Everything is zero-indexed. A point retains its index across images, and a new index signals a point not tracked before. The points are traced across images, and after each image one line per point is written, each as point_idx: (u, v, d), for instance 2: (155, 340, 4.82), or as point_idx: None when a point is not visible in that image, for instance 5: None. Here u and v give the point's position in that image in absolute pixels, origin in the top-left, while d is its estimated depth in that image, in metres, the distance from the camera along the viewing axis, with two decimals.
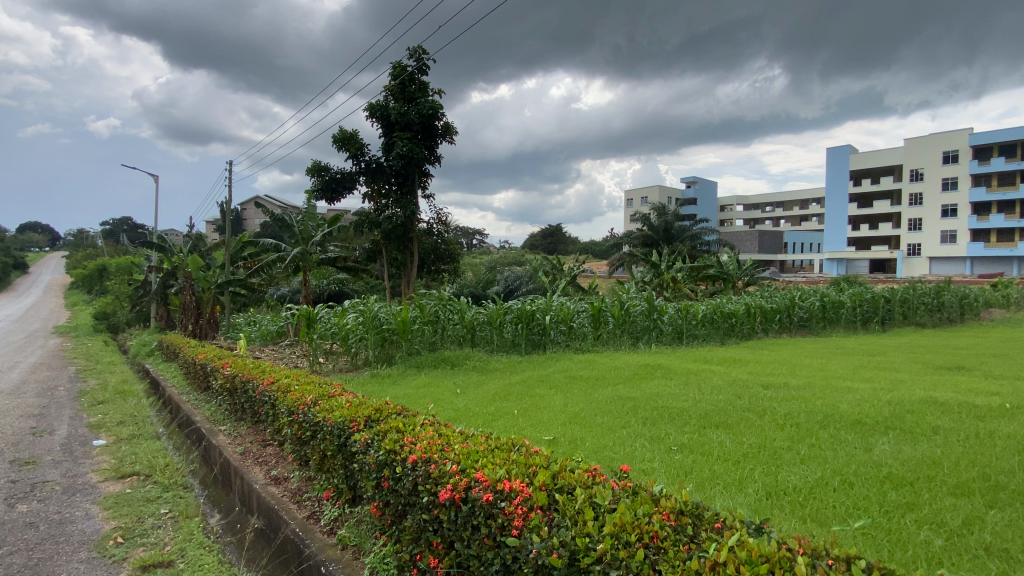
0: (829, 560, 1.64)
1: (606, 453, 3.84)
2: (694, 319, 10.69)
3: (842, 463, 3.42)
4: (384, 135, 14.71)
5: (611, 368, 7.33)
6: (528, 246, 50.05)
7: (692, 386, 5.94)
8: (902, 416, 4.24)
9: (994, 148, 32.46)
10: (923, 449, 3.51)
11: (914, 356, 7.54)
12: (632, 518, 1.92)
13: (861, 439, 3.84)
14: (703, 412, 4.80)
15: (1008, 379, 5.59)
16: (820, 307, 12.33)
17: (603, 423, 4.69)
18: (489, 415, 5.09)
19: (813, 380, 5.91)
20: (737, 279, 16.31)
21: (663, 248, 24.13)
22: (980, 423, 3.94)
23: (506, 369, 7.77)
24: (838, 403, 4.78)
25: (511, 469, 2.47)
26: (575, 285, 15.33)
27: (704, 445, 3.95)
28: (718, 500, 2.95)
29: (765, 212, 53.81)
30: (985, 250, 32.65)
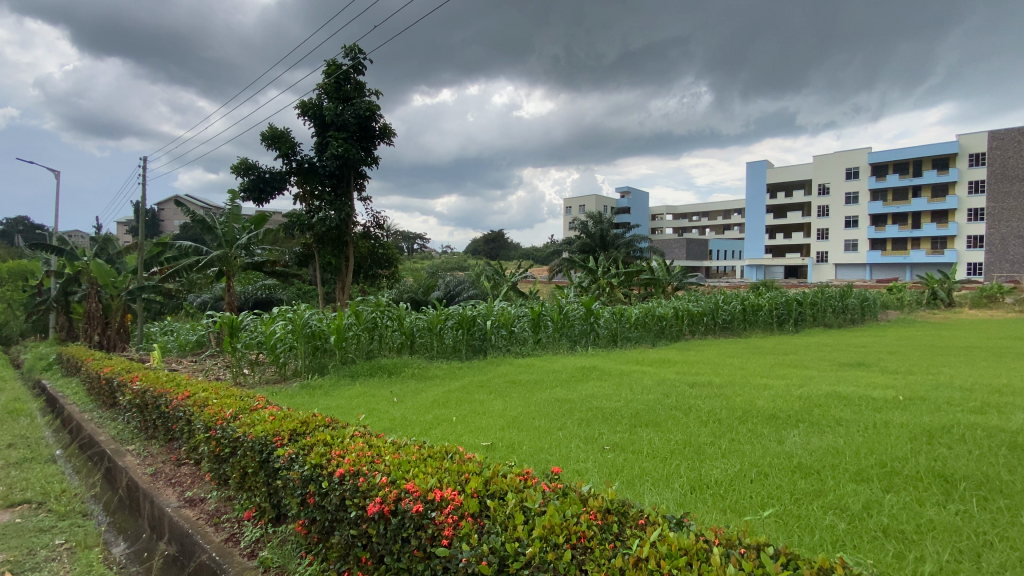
0: (741, 548, 1.73)
1: (542, 455, 3.87)
2: (627, 322, 11.14)
3: (758, 456, 3.65)
4: (318, 134, 14.17)
5: (548, 372, 7.44)
6: (469, 252, 49.92)
7: (624, 387, 6.13)
8: (811, 410, 4.59)
9: (888, 166, 36.25)
10: (828, 439, 3.82)
11: (822, 354, 8.22)
12: (561, 519, 1.94)
13: (775, 432, 4.13)
14: (634, 412, 4.98)
15: (901, 373, 6.22)
16: (741, 310, 13.19)
17: (540, 426, 4.74)
18: (425, 423, 4.98)
19: (735, 378, 6.29)
20: (668, 284, 17.14)
21: (600, 254, 24.94)
22: (877, 415, 4.34)
23: (445, 375, 7.66)
24: (754, 399, 5.12)
25: (443, 477, 2.42)
26: (516, 290, 15.44)
27: (635, 444, 4.08)
28: (646, 496, 3.06)
29: (693, 220, 57.01)
30: (882, 257, 36.19)
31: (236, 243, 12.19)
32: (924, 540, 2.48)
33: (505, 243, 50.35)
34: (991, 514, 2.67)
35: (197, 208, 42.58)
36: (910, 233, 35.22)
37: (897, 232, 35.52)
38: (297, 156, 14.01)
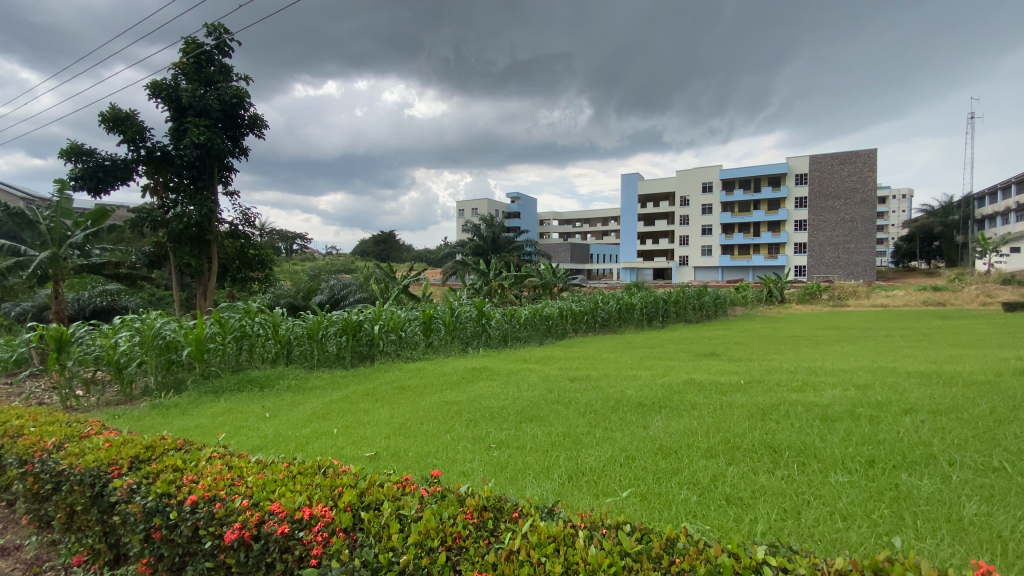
0: (603, 529, 1.89)
1: (428, 460, 3.82)
2: (517, 322, 11.45)
3: (627, 441, 3.97)
4: (173, 120, 12.54)
5: (438, 374, 7.37)
6: (357, 253, 47.79)
7: (511, 385, 6.31)
8: (671, 396, 5.12)
9: (735, 182, 41.80)
10: (685, 422, 4.29)
11: (684, 346, 9.18)
12: (437, 523, 1.93)
13: (642, 419, 4.53)
14: (520, 408, 5.13)
15: (744, 361, 7.21)
16: (618, 309, 14.29)
17: (428, 431, 4.67)
18: (302, 438, 4.64)
19: (610, 371, 6.78)
20: (555, 286, 18.00)
21: (493, 257, 25.35)
22: (724, 397, 4.98)
23: (327, 385, 7.19)
24: (625, 389, 5.56)
25: (313, 494, 2.27)
26: (407, 293, 15.07)
27: (518, 440, 4.22)
28: (527, 489, 3.17)
29: (577, 226, 60.49)
30: (731, 261, 41.57)
31: (66, 242, 10.33)
32: (757, 504, 2.89)
33: (395, 245, 48.95)
34: (808, 476, 3.19)
35: (11, 199, 35.31)
36: (753, 240, 40.83)
37: (743, 239, 41.03)
38: (147, 142, 12.25)
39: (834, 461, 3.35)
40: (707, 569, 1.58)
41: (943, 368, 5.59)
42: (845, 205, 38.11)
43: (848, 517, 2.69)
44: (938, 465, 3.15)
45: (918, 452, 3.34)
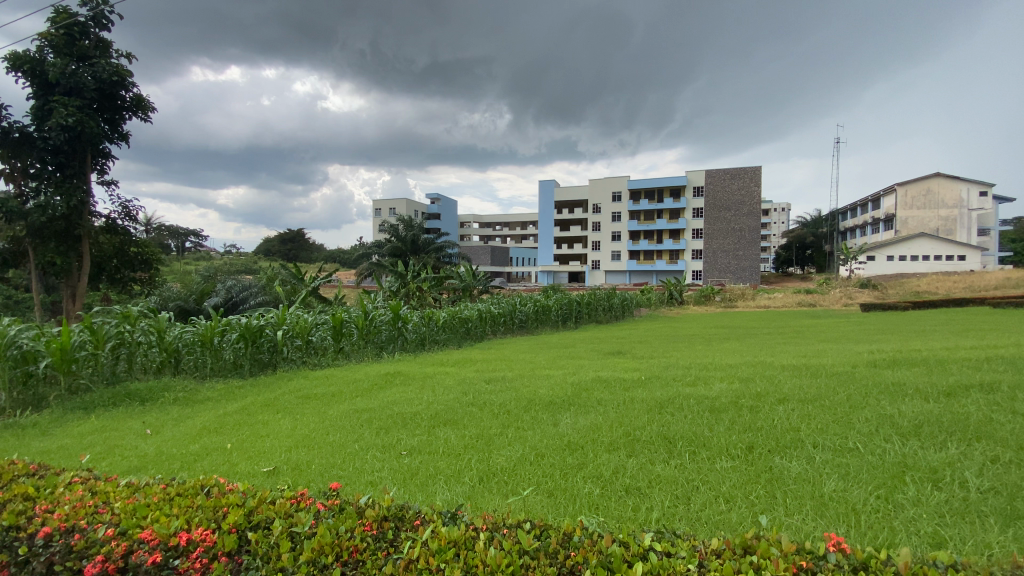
0: (504, 530, 1.92)
1: (333, 472, 3.65)
2: (435, 325, 11.26)
3: (537, 440, 4.07)
4: (36, 97, 10.86)
5: (349, 381, 7.06)
6: (261, 252, 44.51)
7: (426, 389, 6.19)
8: (579, 394, 5.32)
9: (643, 191, 44.60)
10: (592, 418, 4.48)
11: (594, 346, 9.61)
12: (332, 538, 1.85)
13: (553, 416, 4.67)
14: (434, 413, 5.06)
15: (648, 358, 7.71)
16: (535, 311, 14.62)
17: (334, 441, 4.45)
18: (190, 455, 4.22)
19: (525, 371, 6.92)
20: (474, 288, 18.03)
21: (411, 259, 24.83)
22: (628, 393, 5.28)
23: (220, 397, 6.58)
24: (537, 389, 5.70)
25: (195, 516, 2.08)
26: (316, 295, 14.28)
27: (431, 444, 4.15)
28: (437, 494, 3.14)
29: (497, 229, 61.10)
30: (639, 266, 44.26)
31: None
32: (653, 492, 3.09)
33: (306, 244, 46.27)
34: (697, 463, 3.47)
35: None
36: (659, 246, 43.79)
37: (649, 245, 43.89)
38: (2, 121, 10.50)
39: (719, 449, 3.68)
40: (599, 560, 1.66)
41: (811, 361, 6.35)
42: (734, 217, 41.78)
43: (730, 499, 2.96)
44: (805, 448, 3.56)
45: (789, 437, 3.75)
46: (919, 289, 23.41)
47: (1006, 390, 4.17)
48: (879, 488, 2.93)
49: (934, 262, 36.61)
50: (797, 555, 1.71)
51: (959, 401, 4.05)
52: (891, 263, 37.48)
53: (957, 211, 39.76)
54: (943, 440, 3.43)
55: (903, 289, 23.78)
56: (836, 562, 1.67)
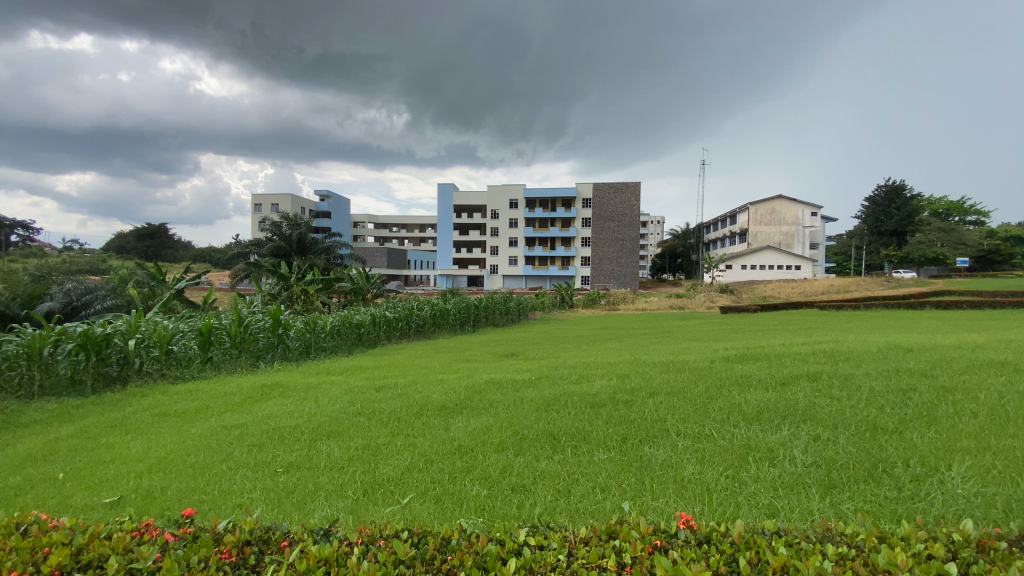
0: (380, 541, 1.87)
1: (194, 496, 3.28)
2: (321, 332, 10.60)
3: (427, 446, 4.04)
4: None
5: (218, 395, 6.37)
6: (112, 249, 38.59)
7: (308, 401, 5.79)
8: (471, 397, 5.36)
9: (539, 199, 46.32)
10: (483, 421, 4.53)
11: (489, 349, 9.74)
12: (183, 569, 1.67)
13: (444, 421, 4.65)
14: (317, 425, 4.76)
15: (539, 359, 8.01)
16: (432, 315, 14.42)
17: (198, 461, 4.00)
18: (4, 491, 3.52)
19: (417, 377, 6.80)
20: (368, 292, 17.33)
21: (296, 260, 23.22)
22: (519, 393, 5.42)
23: (50, 420, 5.57)
24: (430, 394, 5.63)
25: (3, 562, 1.75)
26: (182, 300, 12.70)
27: (311, 459, 3.91)
28: (316, 512, 2.97)
29: (393, 230, 59.40)
30: (534, 271, 45.81)
31: None
32: (537, 488, 3.22)
33: (169, 241, 40.98)
34: (578, 457, 3.68)
35: None
36: (552, 252, 45.73)
37: (543, 251, 45.62)
38: None
39: (598, 442, 3.94)
40: (474, 561, 1.69)
41: (679, 358, 7.04)
42: (618, 227, 44.99)
43: (605, 488, 3.18)
44: (669, 437, 3.95)
45: (658, 428, 4.12)
46: (767, 294, 27.20)
47: (825, 378, 5.00)
48: (728, 468, 3.35)
49: (778, 271, 42.70)
50: (654, 535, 1.89)
51: (790, 389, 4.78)
52: (745, 271, 43.06)
53: (796, 228, 46.74)
54: (778, 423, 4.02)
55: (753, 293, 27.49)
56: (685, 538, 1.87)
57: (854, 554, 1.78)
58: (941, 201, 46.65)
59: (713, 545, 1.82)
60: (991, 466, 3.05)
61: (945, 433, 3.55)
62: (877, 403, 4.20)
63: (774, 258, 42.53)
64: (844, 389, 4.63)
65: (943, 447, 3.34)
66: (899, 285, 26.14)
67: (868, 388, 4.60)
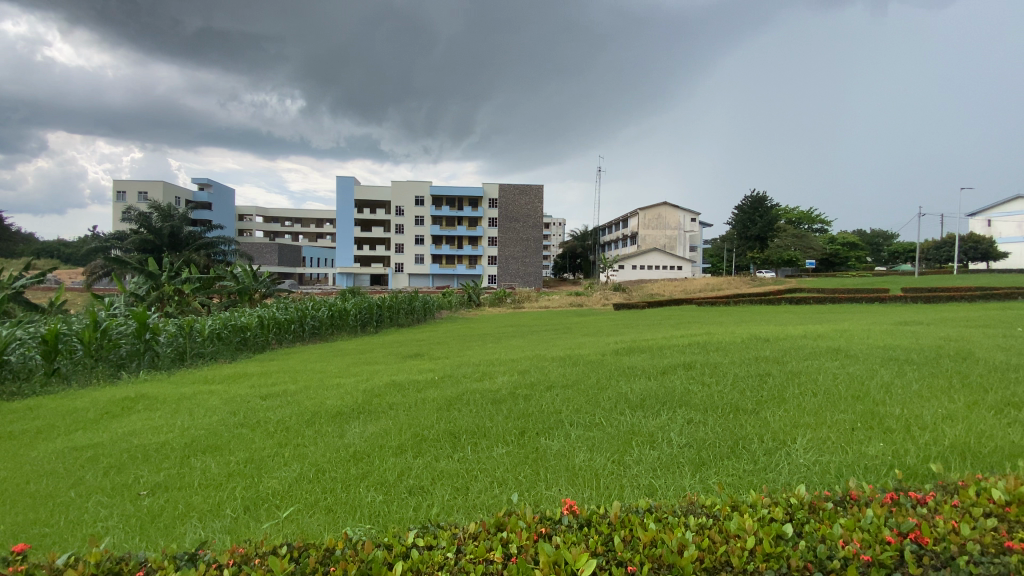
0: (256, 559, 1.76)
1: (32, 531, 2.81)
2: (199, 336, 9.58)
3: (319, 454, 3.84)
4: None
5: (65, 412, 5.50)
6: None
7: (181, 414, 5.21)
8: (370, 401, 5.17)
9: (444, 197, 45.95)
10: (380, 424, 4.40)
11: (390, 350, 9.47)
12: None
13: (338, 428, 4.44)
14: (190, 440, 4.30)
15: (441, 359, 7.96)
16: (330, 316, 13.68)
17: (37, 490, 3.43)
18: None
19: (311, 382, 6.42)
20: (255, 291, 16.01)
21: (169, 256, 20.79)
22: (418, 394, 5.34)
23: None
24: (323, 400, 5.35)
25: None
26: (20, 302, 10.77)
27: (183, 478, 3.53)
28: (187, 536, 2.70)
29: (287, 225, 55.34)
30: (439, 270, 45.34)
31: None
32: (436, 489, 3.20)
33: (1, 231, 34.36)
34: (478, 454, 3.72)
35: None
36: (459, 251, 45.61)
37: (449, 249, 45.32)
38: None
39: (497, 437, 4.02)
40: (358, 569, 1.65)
41: (575, 352, 7.41)
42: (523, 227, 46.10)
43: (502, 482, 3.25)
44: (564, 427, 4.15)
45: (553, 420, 4.31)
46: (655, 291, 29.57)
47: (698, 366, 5.56)
48: (615, 454, 3.60)
49: (666, 271, 46.57)
50: (540, 523, 1.98)
51: (670, 378, 5.25)
52: (638, 271, 46.35)
53: (681, 231, 51.27)
54: (658, 409, 4.40)
55: (643, 291, 29.75)
56: (568, 523, 1.98)
57: (712, 522, 2.01)
58: (796, 210, 53.91)
59: (592, 527, 1.96)
60: (825, 437, 3.59)
61: (791, 410, 4.13)
62: (740, 387, 4.76)
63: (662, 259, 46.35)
64: (713, 376, 5.19)
65: (790, 423, 3.88)
66: (763, 284, 29.84)
67: (733, 374, 5.20)
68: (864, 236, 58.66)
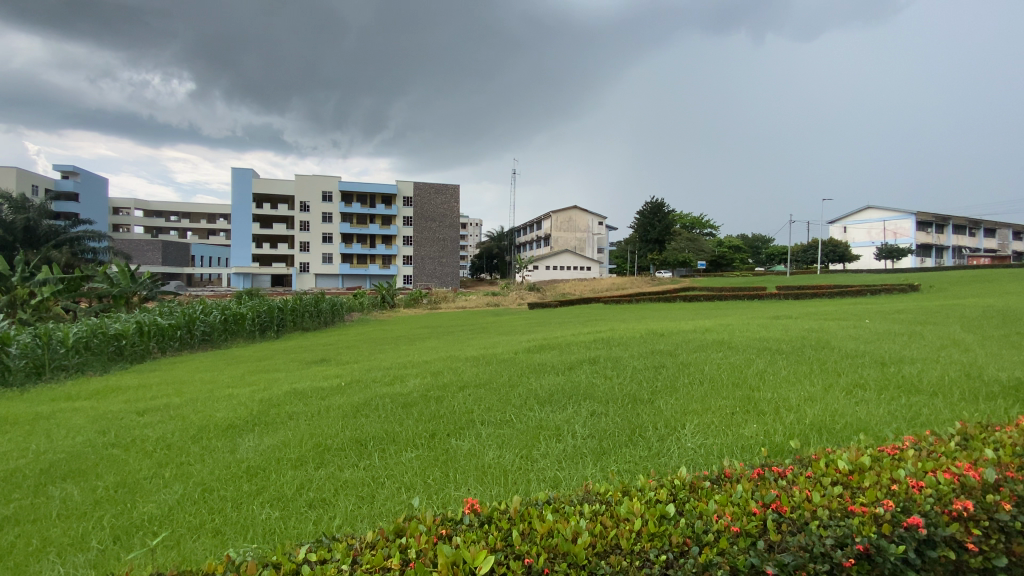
0: None
1: None
2: (60, 347, 8.36)
3: (207, 472, 3.52)
4: None
5: None
6: None
7: (35, 436, 4.51)
8: (267, 411, 4.83)
9: (354, 194, 44.16)
10: (278, 436, 4.13)
11: (293, 356, 8.90)
12: None
13: (230, 442, 4.10)
14: (47, 465, 3.74)
15: (349, 363, 7.64)
16: (223, 321, 12.56)
17: None
18: None
19: (199, 394, 5.87)
20: (134, 294, 14.27)
21: (23, 252, 18.02)
22: (322, 402, 5.08)
23: None
24: (213, 413, 4.90)
25: None
26: None
27: (37, 510, 3.06)
28: None
29: (174, 221, 49.95)
30: (350, 270, 43.38)
31: None
32: (339, 500, 3.06)
33: None
34: (385, 460, 3.62)
35: None
36: (370, 251, 44.00)
37: (361, 249, 43.58)
38: None
39: (406, 441, 3.94)
40: None
41: (489, 352, 7.45)
42: (438, 227, 45.61)
43: (410, 486, 3.19)
44: (474, 427, 4.16)
45: (464, 420, 4.31)
46: (567, 291, 30.64)
47: (602, 361, 5.86)
48: (524, 449, 3.69)
49: (578, 271, 48.52)
50: (441, 525, 1.98)
51: (577, 373, 5.47)
52: (550, 271, 47.79)
53: (591, 234, 53.73)
54: (564, 403, 4.57)
55: (555, 291, 30.69)
56: (469, 522, 2.00)
57: (604, 508, 2.14)
58: (690, 216, 58.73)
59: (494, 523, 1.99)
60: (709, 422, 3.96)
61: (682, 399, 4.50)
62: (639, 379, 5.10)
63: (572, 260, 48.23)
64: (615, 369, 5.50)
65: (681, 411, 4.22)
66: (663, 283, 32.06)
67: (633, 367, 5.55)
68: (747, 240, 65.36)
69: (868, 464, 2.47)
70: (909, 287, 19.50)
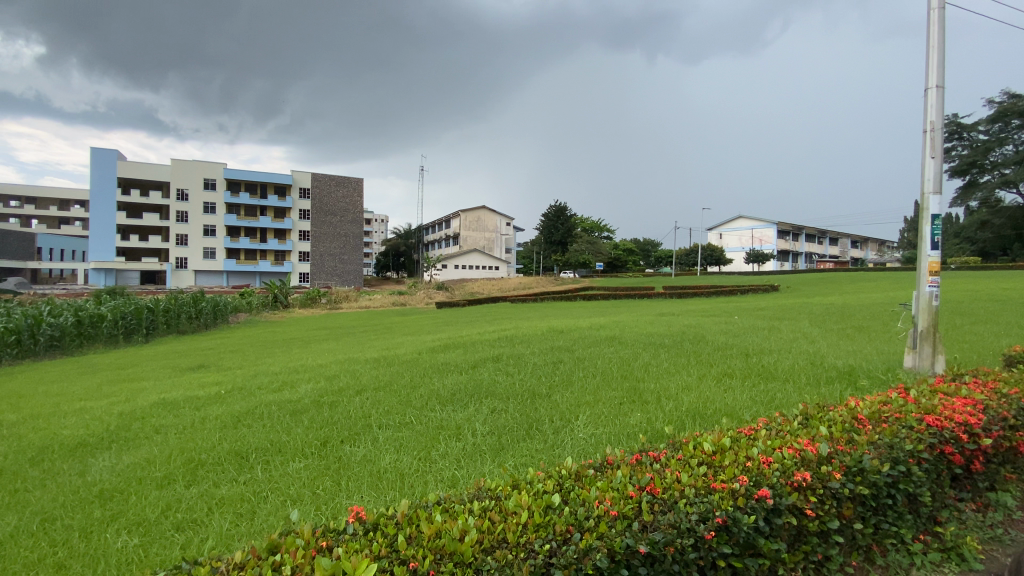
0: None
1: None
2: None
3: (47, 499, 3.03)
4: None
5: None
6: None
7: None
8: (128, 426, 4.26)
9: (243, 184, 40.52)
10: (141, 453, 3.67)
11: (163, 363, 7.95)
12: None
13: (79, 463, 3.56)
14: None
15: (233, 369, 7.00)
16: (75, 324, 10.89)
17: None
18: None
19: (40, 409, 5.03)
20: None
21: None
22: (197, 413, 4.59)
23: None
24: (58, 431, 4.22)
25: None
26: None
27: None
28: None
29: (13, 207, 42.43)
30: (237, 266, 39.65)
31: None
32: (213, 518, 2.79)
33: None
34: (270, 472, 3.36)
35: None
36: (260, 246, 40.68)
37: (249, 244, 40.16)
38: None
39: (295, 450, 3.70)
40: None
41: (390, 353, 7.23)
42: (340, 222, 43.44)
43: (297, 498, 3.00)
44: (371, 431, 4.02)
45: (360, 425, 4.14)
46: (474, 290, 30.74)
47: (503, 359, 5.95)
48: (422, 451, 3.63)
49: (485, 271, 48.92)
50: (321, 537, 1.88)
51: (478, 371, 5.50)
52: (457, 270, 47.65)
53: (498, 234, 54.44)
54: (465, 402, 4.58)
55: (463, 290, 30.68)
56: (353, 531, 1.92)
57: (493, 504, 2.17)
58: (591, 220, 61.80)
59: (380, 530, 1.93)
60: (600, 413, 4.19)
61: (576, 392, 4.71)
62: (537, 374, 5.26)
63: (479, 259, 48.53)
64: (516, 367, 5.61)
65: (575, 403, 4.42)
66: (565, 283, 33.37)
67: (533, 363, 5.70)
68: (641, 244, 70.29)
69: (729, 445, 2.77)
70: (771, 287, 22.19)
